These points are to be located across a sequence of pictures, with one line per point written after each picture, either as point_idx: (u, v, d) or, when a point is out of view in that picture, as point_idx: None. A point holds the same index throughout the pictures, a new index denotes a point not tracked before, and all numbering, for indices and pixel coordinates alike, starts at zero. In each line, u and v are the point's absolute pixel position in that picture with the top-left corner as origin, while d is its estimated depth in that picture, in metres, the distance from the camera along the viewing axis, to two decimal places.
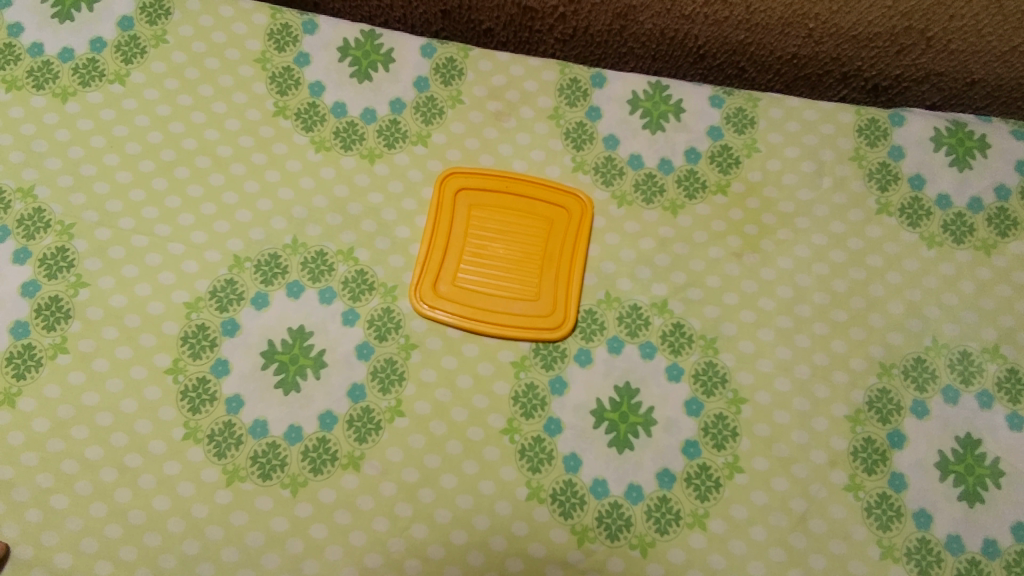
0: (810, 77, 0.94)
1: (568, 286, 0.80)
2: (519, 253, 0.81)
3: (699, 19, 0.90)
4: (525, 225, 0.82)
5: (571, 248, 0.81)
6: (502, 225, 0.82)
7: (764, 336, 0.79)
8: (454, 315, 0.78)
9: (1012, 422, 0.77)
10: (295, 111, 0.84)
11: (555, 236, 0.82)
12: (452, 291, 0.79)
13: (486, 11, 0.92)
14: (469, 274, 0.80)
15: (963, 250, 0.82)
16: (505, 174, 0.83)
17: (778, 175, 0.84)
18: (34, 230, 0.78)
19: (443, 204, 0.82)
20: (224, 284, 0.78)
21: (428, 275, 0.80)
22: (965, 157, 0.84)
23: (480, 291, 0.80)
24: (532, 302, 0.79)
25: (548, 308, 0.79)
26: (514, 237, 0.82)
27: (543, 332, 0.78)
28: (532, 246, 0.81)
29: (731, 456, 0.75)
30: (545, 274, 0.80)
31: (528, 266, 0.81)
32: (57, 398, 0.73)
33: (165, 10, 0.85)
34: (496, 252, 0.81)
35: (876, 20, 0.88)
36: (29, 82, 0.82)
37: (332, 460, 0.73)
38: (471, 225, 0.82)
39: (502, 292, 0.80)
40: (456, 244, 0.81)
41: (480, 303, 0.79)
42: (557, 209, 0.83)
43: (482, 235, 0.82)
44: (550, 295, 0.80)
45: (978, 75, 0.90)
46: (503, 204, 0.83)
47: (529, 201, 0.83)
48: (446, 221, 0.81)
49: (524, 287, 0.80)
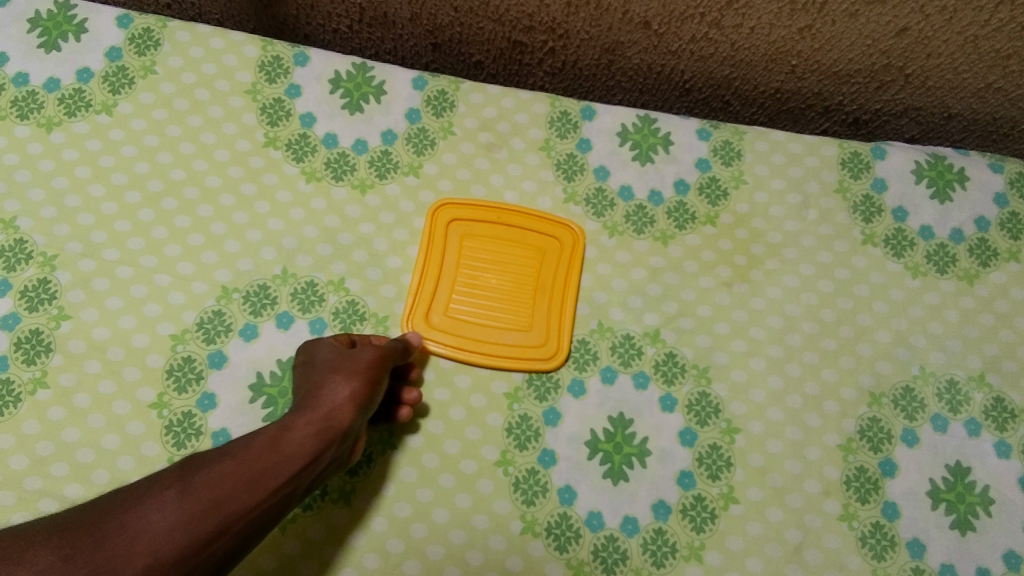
0: (793, 110, 0.97)
1: (560, 315, 0.80)
2: (512, 283, 0.81)
3: (685, 55, 0.92)
4: (518, 255, 0.82)
5: (563, 278, 0.81)
6: (495, 255, 0.82)
7: (755, 365, 0.80)
8: (448, 345, 0.78)
9: (1000, 450, 0.78)
10: (286, 141, 0.84)
11: (547, 266, 0.82)
12: (444, 322, 0.79)
13: (476, 44, 0.94)
14: (461, 305, 0.80)
15: (947, 280, 0.84)
16: (496, 205, 0.83)
17: (766, 207, 0.85)
18: (16, 262, 0.77)
19: (435, 234, 0.82)
20: (212, 315, 0.77)
21: (420, 305, 0.79)
22: (946, 189, 0.86)
23: (472, 321, 0.80)
24: (525, 332, 0.79)
25: (541, 339, 0.79)
26: (507, 266, 0.82)
27: (536, 363, 0.78)
28: (525, 276, 0.82)
29: (726, 486, 0.75)
30: (538, 304, 0.81)
31: (521, 296, 0.81)
32: (37, 434, 0.71)
33: (155, 41, 0.85)
34: (488, 282, 0.81)
35: (856, 57, 0.89)
36: (13, 112, 0.81)
37: (320, 495, 0.71)
38: (463, 255, 0.82)
39: (495, 322, 0.80)
40: (448, 274, 0.81)
41: (472, 333, 0.79)
42: (549, 239, 0.83)
43: (475, 266, 0.82)
44: (543, 325, 0.80)
45: (955, 109, 0.93)
46: (495, 235, 0.83)
47: (521, 231, 0.83)
48: (438, 252, 0.81)
49: (517, 318, 0.80)
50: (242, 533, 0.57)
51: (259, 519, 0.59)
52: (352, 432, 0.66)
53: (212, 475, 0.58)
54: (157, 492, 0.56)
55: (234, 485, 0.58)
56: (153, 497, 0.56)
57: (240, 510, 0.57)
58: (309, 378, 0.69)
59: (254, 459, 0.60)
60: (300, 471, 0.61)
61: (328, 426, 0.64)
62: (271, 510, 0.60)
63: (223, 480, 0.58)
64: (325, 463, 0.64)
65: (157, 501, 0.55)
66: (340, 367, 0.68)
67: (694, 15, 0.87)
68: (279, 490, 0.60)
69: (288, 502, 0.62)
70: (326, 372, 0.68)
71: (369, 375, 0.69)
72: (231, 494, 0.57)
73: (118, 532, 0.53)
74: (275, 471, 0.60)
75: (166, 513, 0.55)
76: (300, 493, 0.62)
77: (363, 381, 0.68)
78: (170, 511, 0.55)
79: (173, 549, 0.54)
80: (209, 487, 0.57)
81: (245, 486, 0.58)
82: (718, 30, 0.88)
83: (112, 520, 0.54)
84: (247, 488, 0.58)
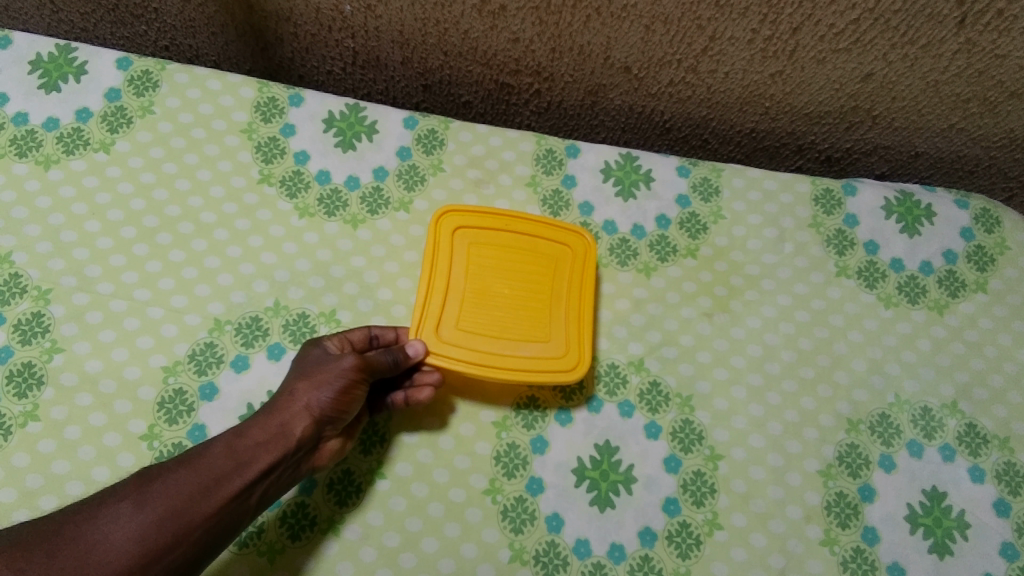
0: (768, 148, 1.02)
1: (579, 328, 0.80)
2: (524, 293, 0.81)
3: (664, 97, 0.96)
4: (530, 264, 0.83)
5: (578, 289, 0.82)
6: (504, 265, 0.83)
7: (737, 393, 0.82)
8: (462, 360, 0.77)
9: (974, 475, 0.80)
10: (280, 178, 0.86)
11: (561, 277, 0.83)
12: (454, 336, 0.78)
13: (465, 86, 0.99)
14: (473, 316, 0.79)
15: (918, 310, 0.87)
16: (502, 213, 0.84)
17: (743, 241, 0.89)
18: (10, 296, 0.78)
19: (441, 245, 0.81)
20: (203, 347, 0.78)
21: (428, 319, 0.78)
22: (914, 224, 0.90)
23: (485, 334, 0.79)
24: (543, 345, 0.79)
25: (561, 351, 0.79)
26: (518, 276, 0.82)
27: (558, 374, 0.77)
28: (538, 286, 0.82)
29: (710, 513, 0.77)
30: (555, 315, 0.81)
31: (535, 307, 0.81)
32: (26, 466, 0.72)
33: (153, 83, 0.88)
34: (499, 292, 0.81)
35: (825, 101, 0.93)
36: (11, 151, 0.84)
37: (310, 526, 0.72)
38: (471, 266, 0.82)
39: (510, 335, 0.79)
40: (456, 286, 0.80)
41: (486, 348, 0.78)
42: (561, 249, 0.84)
43: (484, 276, 0.82)
44: (561, 337, 0.80)
45: (921, 148, 0.98)
46: (504, 244, 0.83)
47: (531, 239, 0.84)
48: (445, 263, 0.81)
49: (532, 330, 0.80)
50: (198, 542, 0.61)
51: (215, 527, 0.62)
52: (311, 440, 0.68)
53: (166, 485, 0.61)
54: (112, 503, 0.60)
55: (185, 495, 0.61)
56: (109, 508, 0.59)
57: (192, 520, 0.60)
58: (283, 382, 0.71)
59: (209, 467, 0.63)
60: (254, 480, 0.64)
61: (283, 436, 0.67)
62: (231, 517, 0.63)
63: (178, 492, 0.61)
64: (282, 469, 0.66)
65: (112, 513, 0.59)
66: (310, 374, 0.70)
67: (671, 61, 0.90)
68: (237, 497, 0.63)
69: (249, 506, 0.65)
70: (295, 377, 0.70)
71: (340, 383, 0.69)
72: (185, 504, 0.61)
73: (71, 544, 0.57)
74: (228, 479, 0.63)
75: (118, 525, 0.58)
76: (258, 499, 0.65)
77: (325, 392, 0.69)
78: (122, 523, 0.59)
79: (128, 560, 0.57)
80: (163, 498, 0.60)
81: (197, 495, 0.61)
82: (694, 74, 0.91)
83: (67, 532, 0.58)
84: (203, 497, 0.62)
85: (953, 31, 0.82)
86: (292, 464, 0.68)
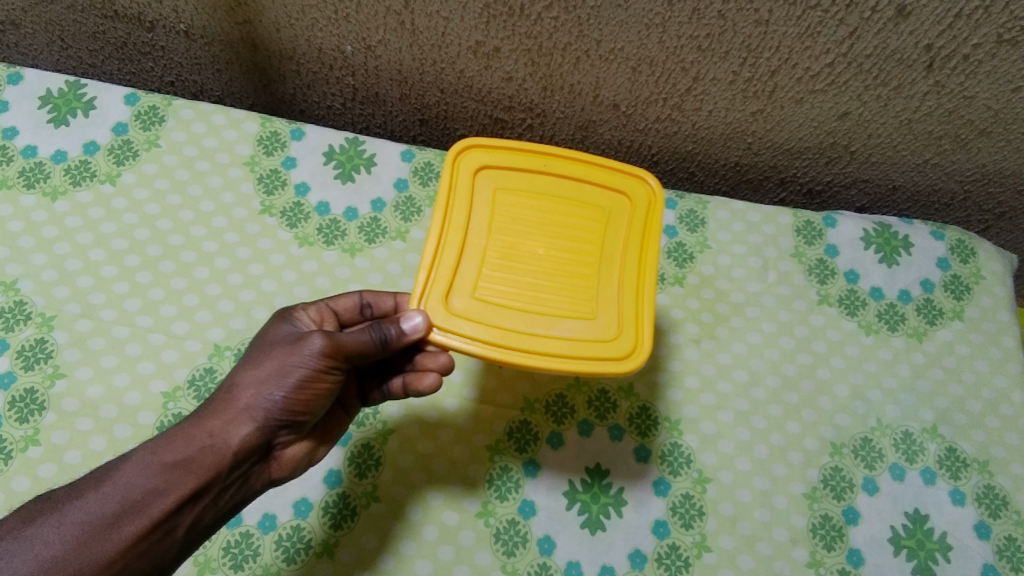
0: (751, 180, 1.06)
1: (636, 301, 0.74)
2: (564, 254, 0.76)
3: (651, 133, 1.00)
4: (572, 218, 0.78)
5: (635, 250, 0.76)
6: (538, 219, 0.77)
7: (724, 418, 0.84)
8: (477, 338, 0.71)
9: (955, 498, 0.82)
10: (281, 209, 0.89)
11: (612, 237, 0.77)
12: (469, 306, 0.72)
13: (460, 120, 1.03)
14: (494, 280, 0.74)
15: (897, 337, 0.90)
16: (542, 153, 0.79)
17: (728, 270, 0.92)
18: (14, 323, 0.80)
19: (461, 194, 0.76)
20: (203, 372, 0.80)
21: (439, 283, 0.73)
22: (893, 255, 0.93)
23: (509, 307, 0.73)
24: (588, 323, 0.73)
25: (610, 331, 0.73)
26: (558, 232, 0.77)
27: (600, 359, 0.71)
28: (582, 246, 0.76)
29: (698, 535, 0.78)
30: (602, 283, 0.75)
31: (575, 274, 0.75)
32: (26, 490, 0.73)
33: (160, 118, 0.91)
34: (533, 253, 0.76)
35: (804, 137, 0.97)
36: (20, 182, 0.87)
37: (305, 548, 0.74)
38: (494, 220, 0.76)
39: (545, 307, 0.73)
40: (475, 244, 0.75)
41: (512, 325, 0.72)
42: (613, 203, 0.79)
43: (511, 234, 0.76)
44: (610, 313, 0.74)
45: (898, 182, 1.03)
46: (539, 195, 0.78)
47: (577, 186, 0.79)
48: (462, 216, 0.75)
49: (573, 304, 0.74)
50: None
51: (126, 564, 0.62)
52: (249, 453, 0.67)
53: (56, 525, 0.61)
54: None
55: (81, 534, 0.61)
56: None
57: (91, 561, 0.60)
58: (229, 378, 0.70)
59: (115, 497, 0.62)
60: (177, 506, 0.64)
61: (214, 454, 0.65)
62: (143, 553, 0.62)
63: (64, 536, 0.60)
64: (217, 489, 0.66)
65: None
66: (257, 372, 0.68)
67: (656, 100, 0.94)
68: (151, 532, 0.62)
69: (175, 534, 0.64)
70: (241, 375, 0.69)
71: (288, 386, 0.68)
72: (79, 546, 0.60)
73: None
74: (141, 509, 0.62)
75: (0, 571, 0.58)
76: (189, 524, 0.65)
77: (267, 400, 0.68)
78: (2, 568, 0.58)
79: None
80: (48, 541, 0.60)
81: (97, 535, 0.61)
82: (680, 112, 0.96)
83: None
84: (99, 538, 0.61)
85: (922, 74, 0.86)
86: (232, 479, 0.67)
